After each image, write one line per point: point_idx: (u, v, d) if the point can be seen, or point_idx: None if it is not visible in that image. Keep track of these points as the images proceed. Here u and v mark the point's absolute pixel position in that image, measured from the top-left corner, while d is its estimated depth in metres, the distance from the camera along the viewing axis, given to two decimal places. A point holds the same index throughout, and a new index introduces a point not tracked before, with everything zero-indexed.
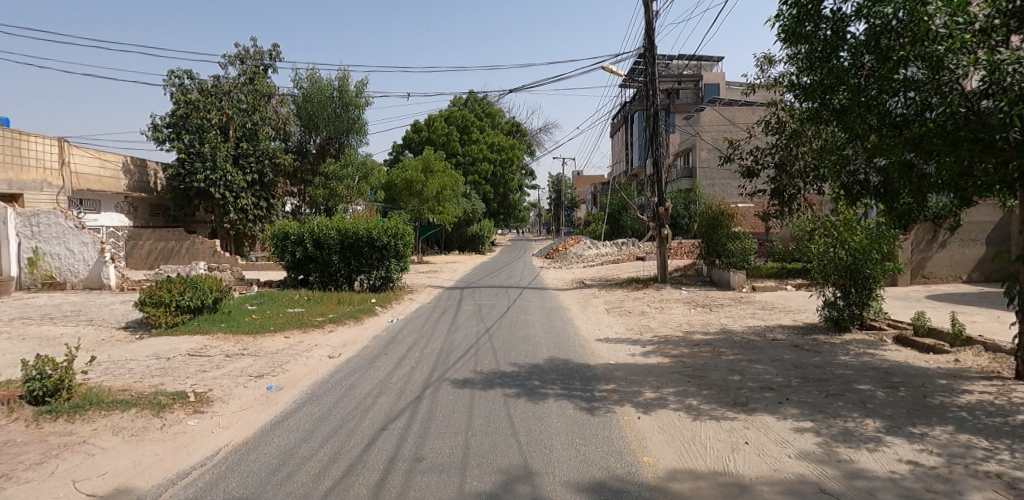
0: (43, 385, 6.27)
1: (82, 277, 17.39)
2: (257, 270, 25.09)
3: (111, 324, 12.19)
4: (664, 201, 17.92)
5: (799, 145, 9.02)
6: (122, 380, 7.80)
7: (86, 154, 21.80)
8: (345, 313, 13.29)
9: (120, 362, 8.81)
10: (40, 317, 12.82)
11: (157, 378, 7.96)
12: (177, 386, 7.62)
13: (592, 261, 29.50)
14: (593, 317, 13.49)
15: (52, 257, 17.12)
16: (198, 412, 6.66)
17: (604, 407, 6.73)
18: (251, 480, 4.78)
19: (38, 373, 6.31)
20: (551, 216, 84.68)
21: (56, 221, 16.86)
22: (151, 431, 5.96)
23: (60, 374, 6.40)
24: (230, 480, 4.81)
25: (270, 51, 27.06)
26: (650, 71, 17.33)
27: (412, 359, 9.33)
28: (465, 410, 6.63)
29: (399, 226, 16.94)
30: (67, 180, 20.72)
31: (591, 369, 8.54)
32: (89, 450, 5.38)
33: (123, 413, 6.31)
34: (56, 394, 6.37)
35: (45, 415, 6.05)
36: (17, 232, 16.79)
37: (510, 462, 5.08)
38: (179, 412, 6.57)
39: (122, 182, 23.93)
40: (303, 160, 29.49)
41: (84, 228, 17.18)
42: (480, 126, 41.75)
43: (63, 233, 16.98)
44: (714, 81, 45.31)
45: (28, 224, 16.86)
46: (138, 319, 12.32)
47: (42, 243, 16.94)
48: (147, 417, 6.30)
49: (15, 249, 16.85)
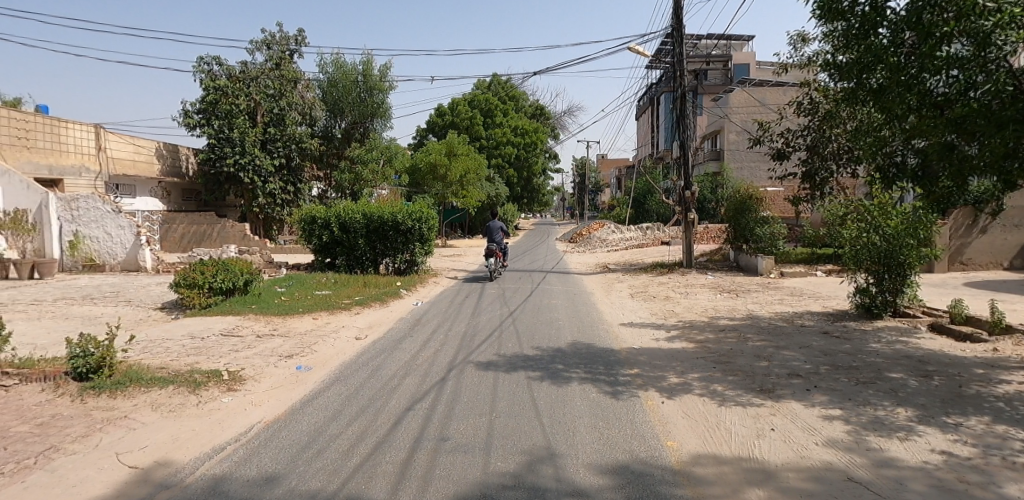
0: (87, 363, 6.48)
1: (120, 259, 17.83)
2: (285, 253, 25.43)
3: (149, 305, 12.57)
4: (691, 184, 17.55)
5: (833, 127, 8.68)
6: (161, 358, 8.04)
7: (121, 140, 22.39)
8: (371, 296, 13.41)
9: (159, 341, 9.08)
10: (83, 297, 13.28)
11: (194, 357, 8.18)
12: (211, 364, 7.81)
13: (618, 246, 29.18)
14: (618, 301, 13.40)
15: (91, 240, 17.63)
16: (233, 390, 6.80)
17: (628, 391, 6.70)
18: (283, 456, 4.88)
19: (82, 351, 6.50)
20: (575, 199, 84.42)
21: (96, 205, 17.33)
22: (188, 407, 6.12)
23: (102, 352, 6.60)
24: (263, 455, 4.91)
25: (296, 36, 27.25)
26: (676, 52, 17.00)
27: (437, 342, 9.39)
28: (490, 392, 6.66)
29: (423, 209, 16.88)
30: (104, 166, 21.41)
31: (615, 353, 8.51)
32: (131, 424, 5.54)
33: (161, 390, 6.46)
34: (100, 371, 6.57)
35: (89, 391, 6.26)
36: (59, 215, 17.27)
37: (533, 443, 5.10)
38: (214, 390, 6.71)
39: (156, 167, 24.45)
40: (329, 144, 29.54)
41: (122, 212, 17.53)
42: (504, 109, 41.55)
43: (102, 217, 17.42)
44: (745, 61, 44.10)
45: (70, 208, 17.31)
46: (174, 300, 12.64)
47: (83, 227, 17.45)
48: (184, 394, 6.45)
49: (58, 233, 17.37)
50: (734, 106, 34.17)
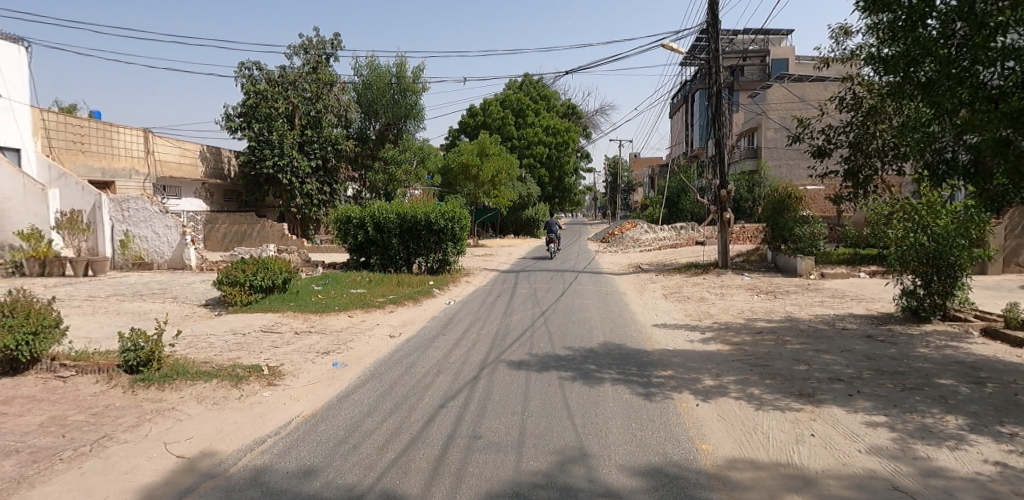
0: (137, 356, 6.92)
1: (167, 258, 18.26)
2: (321, 252, 25.84)
3: (193, 301, 12.90)
4: (726, 183, 17.13)
5: (877, 122, 8.37)
6: (204, 353, 8.28)
7: (167, 143, 23.06)
8: (405, 294, 13.51)
9: (203, 336, 9.34)
10: (131, 293, 13.72)
11: (236, 352, 8.39)
12: (253, 359, 8.01)
13: (651, 246, 28.84)
14: (650, 302, 13.23)
15: (140, 239, 18.14)
16: (273, 384, 7.04)
17: (661, 393, 6.56)
18: (320, 449, 5.01)
19: (133, 345, 6.96)
20: (607, 199, 83.79)
21: (144, 206, 17.86)
22: (230, 400, 6.40)
23: (151, 346, 7.02)
24: (301, 448, 5.07)
25: (332, 40, 27.61)
26: (712, 47, 16.67)
27: (468, 340, 9.40)
28: (520, 392, 6.58)
29: (456, 209, 16.90)
30: (152, 168, 22.14)
31: (648, 354, 8.38)
32: (178, 416, 5.92)
33: (205, 383, 6.80)
34: (148, 364, 7.01)
35: (139, 383, 6.71)
36: (110, 216, 17.89)
37: (565, 443, 5.03)
38: (255, 384, 6.97)
39: (200, 169, 25.12)
40: (364, 145, 29.80)
41: (168, 212, 18.06)
42: (536, 109, 41.46)
43: (150, 217, 17.95)
44: (783, 56, 43.05)
45: (120, 209, 17.88)
46: (217, 297, 12.96)
47: (132, 227, 18.01)
48: (227, 387, 6.75)
49: (110, 233, 18.01)
50: (773, 102, 33.36)
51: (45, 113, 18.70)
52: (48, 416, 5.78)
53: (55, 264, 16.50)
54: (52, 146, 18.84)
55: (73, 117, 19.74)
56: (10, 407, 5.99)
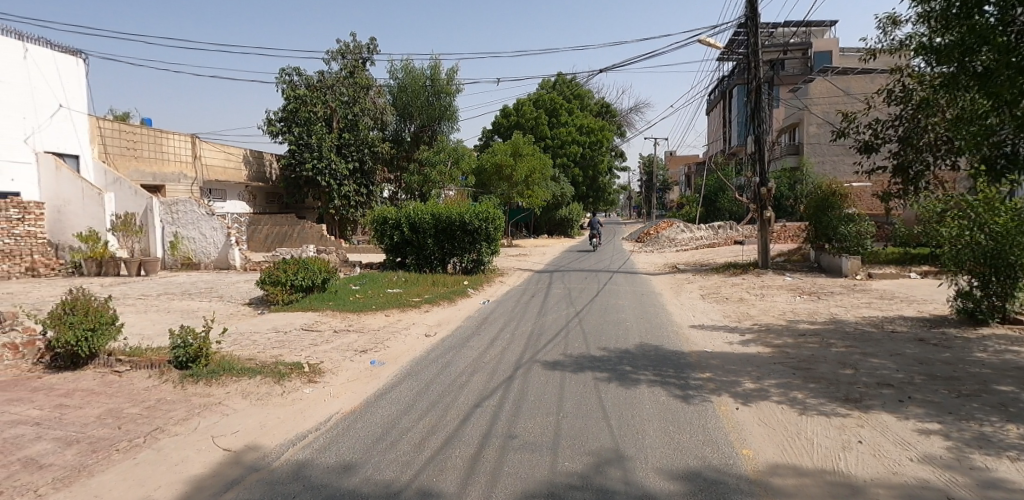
0: (186, 353, 7.27)
1: (213, 258, 18.67)
2: (359, 253, 26.17)
3: (239, 300, 13.21)
4: (767, 181, 16.69)
5: (929, 116, 8.00)
6: (248, 350, 8.50)
7: (213, 148, 23.69)
8: (440, 294, 13.57)
9: (247, 334, 9.57)
10: (180, 292, 14.13)
11: (278, 350, 8.57)
12: (294, 357, 8.18)
13: (688, 245, 28.34)
14: (688, 302, 12.97)
15: (189, 241, 18.67)
16: (313, 381, 7.30)
17: (700, 395, 6.39)
18: (359, 445, 5.23)
19: (182, 342, 7.31)
20: (643, 197, 82.72)
21: (193, 208, 18.38)
22: (274, 396, 6.73)
23: (199, 343, 7.36)
24: (341, 444, 5.31)
25: (368, 45, 27.96)
26: (751, 42, 16.26)
27: (504, 340, 9.37)
28: (555, 392, 6.50)
29: (490, 209, 16.90)
30: (199, 172, 22.82)
31: (686, 356, 8.21)
32: (225, 410, 6.27)
33: (249, 379, 7.12)
34: (197, 360, 7.34)
35: (188, 379, 7.08)
36: (161, 218, 18.53)
37: (601, 445, 4.97)
38: (297, 381, 7.25)
39: (244, 172, 25.72)
40: (399, 147, 30.01)
41: (215, 214, 18.43)
42: (569, 108, 41.24)
43: (198, 219, 18.46)
44: (826, 49, 41.75)
45: (171, 211, 18.50)
46: (261, 296, 13.23)
47: (182, 228, 18.59)
48: (270, 384, 7.06)
49: (161, 234, 18.65)
50: (815, 97, 32.40)
51: (101, 120, 19.40)
52: (107, 409, 6.25)
53: (110, 264, 17.11)
54: (108, 152, 19.63)
55: (126, 124, 20.44)
56: (72, 400, 6.51)
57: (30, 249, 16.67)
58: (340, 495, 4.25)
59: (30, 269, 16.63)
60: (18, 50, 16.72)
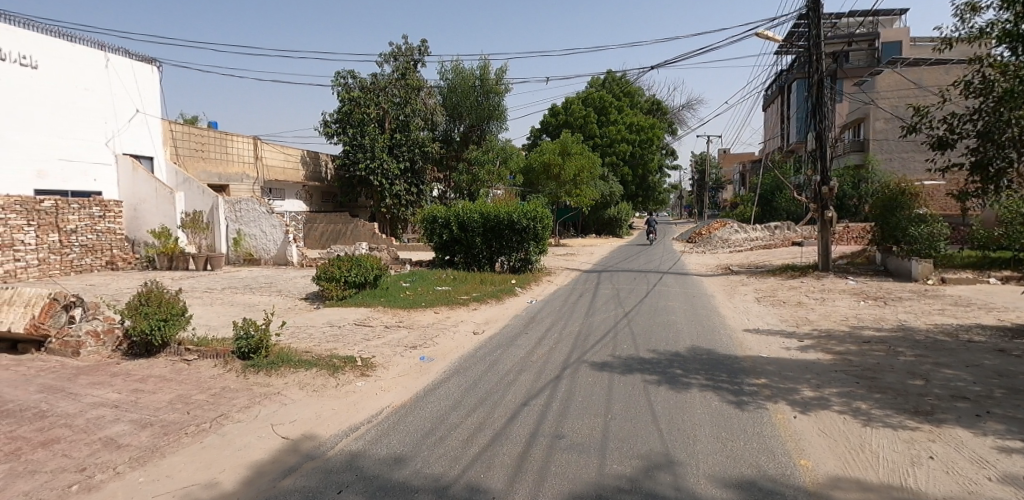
0: (248, 344, 7.56)
1: (273, 254, 19.30)
2: (409, 250, 26.47)
3: (296, 295, 13.54)
4: (828, 180, 15.98)
5: (1014, 108, 7.42)
6: (305, 343, 8.69)
7: (274, 149, 24.43)
8: (488, 293, 13.53)
9: (303, 327, 9.80)
10: (241, 287, 14.61)
11: (333, 343, 8.74)
12: (348, 351, 8.33)
13: (742, 246, 27.50)
14: (742, 305, 12.54)
15: (250, 238, 19.35)
16: (366, 375, 7.39)
17: (755, 402, 6.11)
18: (409, 440, 5.40)
19: (245, 333, 7.60)
20: (694, 196, 80.88)
21: (254, 207, 19.04)
22: (328, 388, 6.88)
23: (260, 335, 7.63)
24: (392, 437, 5.51)
25: (419, 46, 28.21)
26: (813, 34, 15.56)
27: (552, 339, 9.26)
28: (605, 393, 6.42)
29: (539, 208, 16.78)
30: (260, 173, 23.58)
31: (740, 361, 7.89)
32: (283, 400, 6.50)
33: (306, 371, 7.29)
34: (258, 351, 7.62)
35: (250, 369, 7.33)
36: (226, 216, 19.27)
37: (651, 449, 4.93)
38: (350, 374, 7.35)
39: (301, 173, 26.43)
40: (448, 147, 30.24)
41: (274, 212, 19.09)
42: (619, 105, 40.59)
43: (258, 217, 19.12)
44: (895, 39, 39.64)
45: (234, 210, 19.21)
46: (317, 291, 13.53)
47: (244, 226, 19.29)
48: (325, 376, 7.20)
49: (225, 231, 19.40)
50: (882, 90, 30.86)
51: (174, 123, 20.23)
52: (177, 395, 6.62)
53: (180, 259, 18.09)
54: (178, 154, 20.35)
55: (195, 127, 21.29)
56: (146, 386, 6.93)
57: (111, 243, 17.80)
58: (392, 487, 4.49)
59: (110, 262, 17.84)
60: (100, 60, 17.63)
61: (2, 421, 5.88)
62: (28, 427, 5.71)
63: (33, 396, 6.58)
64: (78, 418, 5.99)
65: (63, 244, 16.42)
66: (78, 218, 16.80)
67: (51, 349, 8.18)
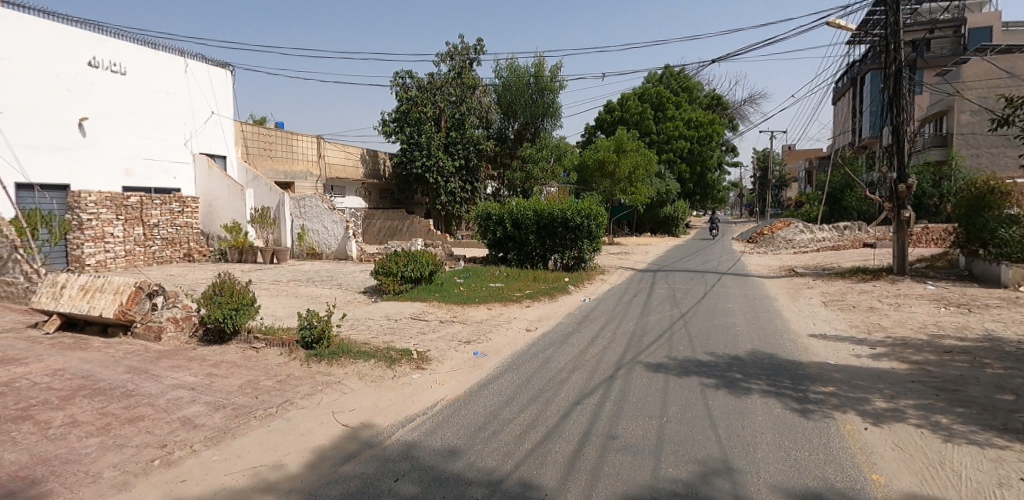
0: (312, 333, 7.68)
1: (333, 249, 19.68)
2: (463, 247, 26.58)
3: (354, 288, 13.81)
4: (905, 177, 15.05)
5: None
6: (362, 335, 8.79)
7: (336, 148, 25.05)
8: (540, 290, 13.40)
9: (362, 320, 9.94)
10: (303, 279, 15.00)
11: (389, 336, 8.81)
12: (404, 344, 8.38)
13: (807, 246, 26.26)
14: (808, 309, 11.93)
15: (313, 233, 19.82)
16: (421, 368, 7.39)
17: (821, 410, 5.75)
18: (463, 433, 5.42)
19: (308, 324, 7.73)
20: (757, 194, 78.12)
21: (316, 203, 19.53)
22: (386, 379, 6.92)
23: (323, 325, 7.75)
24: (446, 430, 5.52)
25: (475, 45, 28.26)
26: (890, 21, 14.67)
27: (605, 338, 9.01)
28: (659, 394, 6.21)
29: (592, 206, 16.50)
30: (322, 171, 24.20)
31: (804, 367, 7.44)
32: (342, 389, 6.59)
33: (364, 362, 7.36)
34: (320, 341, 7.75)
35: (313, 358, 7.47)
36: (291, 213, 19.81)
37: (708, 454, 4.81)
38: (405, 366, 7.36)
39: (360, 170, 27.01)
40: (502, 145, 30.36)
41: (336, 209, 19.54)
42: (677, 101, 39.61)
43: (321, 213, 19.61)
44: (983, 25, 37.01)
45: (298, 206, 19.75)
46: (374, 285, 13.76)
47: (307, 222, 19.78)
48: (382, 368, 7.24)
49: (290, 226, 19.89)
50: (968, 81, 28.90)
51: (245, 125, 21.05)
52: (246, 380, 6.82)
53: (249, 253, 18.53)
54: (249, 153, 21.29)
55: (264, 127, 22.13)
56: (219, 370, 7.17)
57: (189, 237, 18.48)
58: (446, 478, 4.60)
59: (187, 255, 18.54)
60: (179, 66, 18.39)
61: (93, 398, 6.27)
62: (115, 405, 6.08)
63: (120, 376, 6.91)
64: (159, 397, 6.31)
65: (146, 237, 17.18)
66: (160, 212, 17.52)
67: (135, 333, 8.60)
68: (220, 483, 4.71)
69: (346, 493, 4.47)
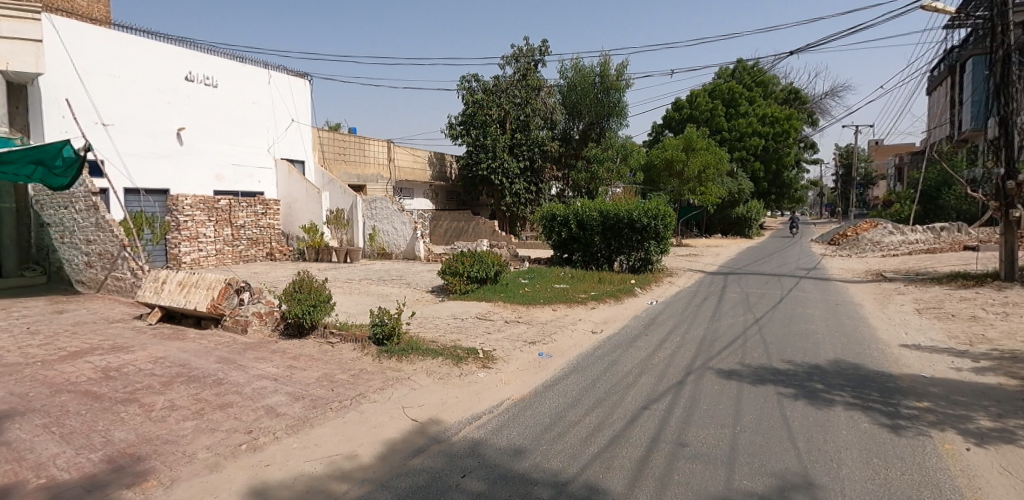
0: (382, 330, 7.74)
1: (402, 249, 19.99)
2: (528, 248, 26.48)
3: (422, 287, 13.93)
4: (1015, 173, 13.73)
5: None
6: (430, 333, 8.78)
7: (405, 151, 25.49)
8: (605, 292, 13.07)
9: (429, 318, 9.97)
10: (374, 278, 15.27)
11: (455, 335, 8.77)
12: (470, 343, 8.31)
13: (897, 249, 24.49)
14: (898, 317, 11.04)
15: (384, 234, 20.21)
16: (487, 367, 7.26)
17: (915, 427, 5.22)
18: (528, 433, 5.26)
19: (380, 320, 7.78)
20: (840, 193, 74.04)
21: (386, 205, 19.91)
22: (453, 376, 6.84)
23: (393, 322, 7.78)
24: (511, 429, 5.38)
25: (539, 47, 28.08)
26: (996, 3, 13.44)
27: (673, 343, 8.61)
28: (733, 402, 5.83)
29: (660, 207, 15.92)
30: (392, 173, 24.62)
31: (894, 379, 6.82)
32: (411, 385, 6.55)
33: (432, 360, 7.32)
34: (391, 338, 7.78)
35: (383, 354, 7.51)
36: (363, 214, 20.27)
37: (786, 468, 4.47)
38: (472, 365, 7.26)
39: (428, 173, 27.41)
40: (567, 146, 30.09)
41: (404, 210, 19.84)
42: (749, 97, 38.04)
43: (391, 214, 19.97)
44: None
45: (370, 208, 20.19)
46: (441, 284, 13.82)
47: (378, 223, 20.20)
48: (450, 365, 7.17)
49: (362, 227, 20.35)
50: None
51: (321, 131, 21.81)
52: (323, 373, 6.90)
53: (325, 252, 19.22)
54: (325, 158, 22.02)
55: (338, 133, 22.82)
56: (299, 362, 7.30)
57: (271, 237, 19.17)
58: (512, 477, 4.48)
59: (269, 254, 19.23)
60: (264, 77, 19.21)
61: (189, 385, 6.51)
62: (206, 391, 6.30)
63: (212, 365, 7.17)
64: (245, 385, 6.48)
65: (234, 237, 17.95)
66: (245, 213, 18.27)
67: (225, 326, 8.91)
68: (301, 469, 4.78)
69: (414, 489, 4.41)
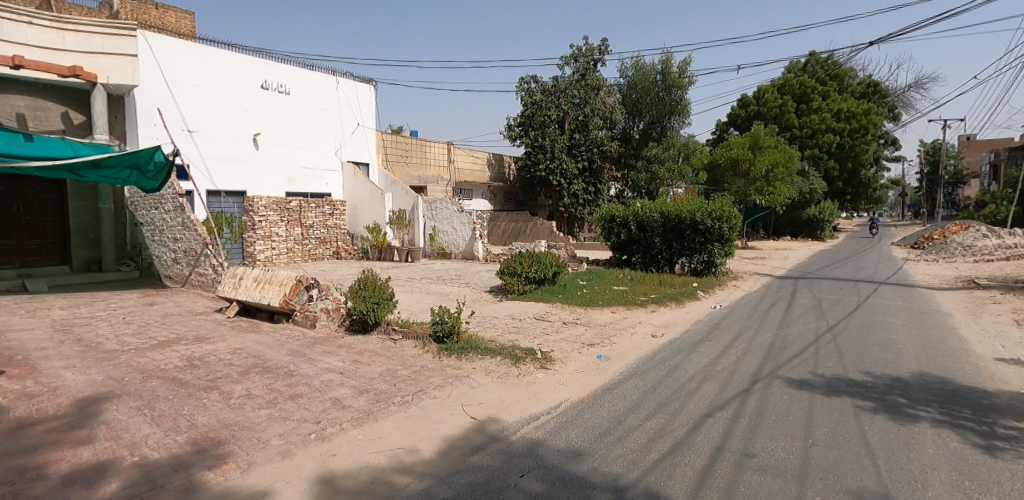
0: (443, 328, 7.75)
1: (461, 249, 20.12)
2: (587, 249, 26.20)
3: (481, 287, 13.95)
4: None
5: None
6: (489, 333, 8.74)
7: (464, 152, 25.71)
8: (667, 295, 12.70)
9: (488, 318, 9.93)
10: (434, 277, 15.42)
11: (514, 335, 8.69)
12: (529, 343, 8.21)
13: (991, 254, 22.69)
14: (990, 328, 10.19)
15: (444, 234, 20.42)
16: (545, 368, 7.14)
17: (1012, 449, 4.74)
18: (588, 435, 5.11)
19: (440, 319, 7.80)
20: (922, 193, 69.68)
21: (447, 205, 20.12)
22: (511, 376, 6.75)
23: (453, 321, 7.77)
24: (569, 431, 5.24)
25: (600, 46, 27.72)
26: None
27: (739, 349, 8.24)
28: (804, 413, 5.49)
29: (725, 208, 15.27)
30: (452, 175, 24.86)
31: (988, 396, 6.25)
32: (471, 383, 6.50)
33: (491, 359, 7.26)
34: (451, 336, 7.78)
35: (443, 352, 7.51)
36: (425, 215, 20.54)
37: (864, 486, 4.17)
38: (530, 365, 7.15)
39: (487, 174, 27.55)
40: (627, 146, 29.73)
41: (465, 210, 19.96)
42: (821, 93, 36.35)
43: (451, 215, 20.14)
44: None
45: (432, 209, 20.45)
46: (500, 284, 13.80)
47: (439, 224, 20.42)
48: (508, 365, 7.09)
49: (423, 227, 20.62)
50: None
51: (384, 134, 22.27)
52: (386, 368, 6.96)
53: (388, 252, 19.57)
54: (388, 160, 22.47)
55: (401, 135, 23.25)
56: (363, 357, 7.39)
57: (338, 236, 19.56)
58: (571, 480, 4.35)
59: (336, 253, 19.65)
60: (332, 83, 19.82)
61: (264, 375, 6.69)
62: (278, 382, 6.45)
63: (284, 357, 7.35)
64: (314, 378, 6.60)
65: (304, 237, 18.46)
66: (316, 213, 18.75)
67: (295, 320, 9.17)
68: (365, 460, 4.80)
69: (473, 487, 4.35)
